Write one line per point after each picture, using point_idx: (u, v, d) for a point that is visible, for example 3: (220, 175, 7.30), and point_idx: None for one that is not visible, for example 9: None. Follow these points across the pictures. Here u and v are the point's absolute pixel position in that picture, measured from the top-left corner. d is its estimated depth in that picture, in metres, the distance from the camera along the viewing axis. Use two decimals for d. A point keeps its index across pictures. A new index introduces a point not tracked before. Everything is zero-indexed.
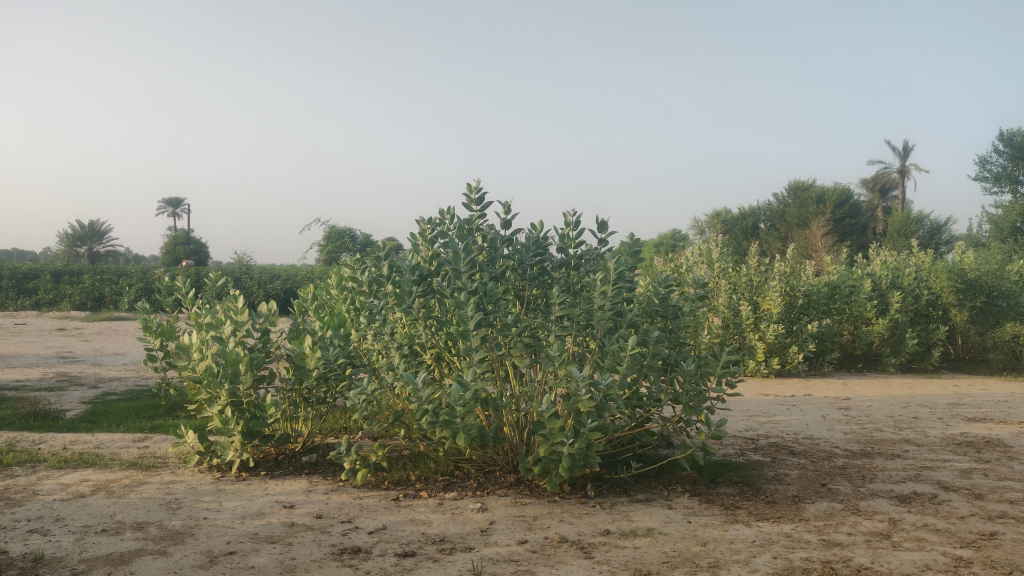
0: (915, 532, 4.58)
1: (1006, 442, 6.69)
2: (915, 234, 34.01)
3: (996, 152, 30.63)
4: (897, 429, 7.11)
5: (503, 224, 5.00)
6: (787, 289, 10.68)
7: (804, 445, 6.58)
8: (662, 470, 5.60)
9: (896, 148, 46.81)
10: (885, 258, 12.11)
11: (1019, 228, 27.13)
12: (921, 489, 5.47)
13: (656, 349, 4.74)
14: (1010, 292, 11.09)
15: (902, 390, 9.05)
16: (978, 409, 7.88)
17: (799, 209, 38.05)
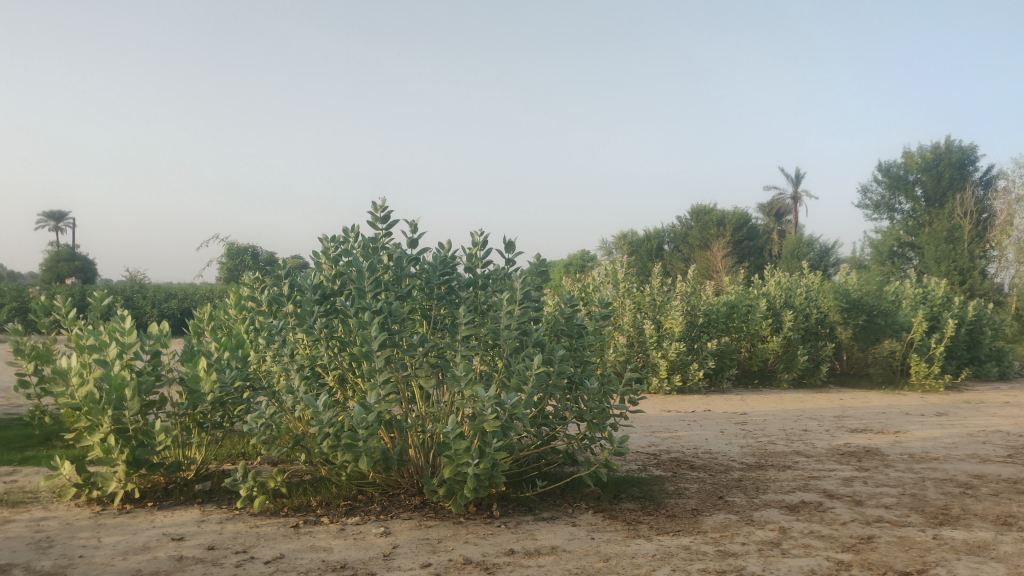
0: (803, 539, 4.80)
1: (884, 451, 7.07)
2: (806, 256, 35.60)
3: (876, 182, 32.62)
4: (788, 441, 7.39)
5: (409, 243, 4.95)
6: (688, 308, 11.01)
7: (703, 459, 6.74)
8: (566, 488, 5.63)
9: (788, 176, 49.18)
10: (779, 278, 12.62)
11: (895, 252, 28.99)
12: (809, 498, 5.71)
13: (561, 368, 4.80)
14: (887, 311, 11.80)
15: (794, 404, 9.41)
16: (861, 421, 8.31)
17: (699, 231, 39.36)
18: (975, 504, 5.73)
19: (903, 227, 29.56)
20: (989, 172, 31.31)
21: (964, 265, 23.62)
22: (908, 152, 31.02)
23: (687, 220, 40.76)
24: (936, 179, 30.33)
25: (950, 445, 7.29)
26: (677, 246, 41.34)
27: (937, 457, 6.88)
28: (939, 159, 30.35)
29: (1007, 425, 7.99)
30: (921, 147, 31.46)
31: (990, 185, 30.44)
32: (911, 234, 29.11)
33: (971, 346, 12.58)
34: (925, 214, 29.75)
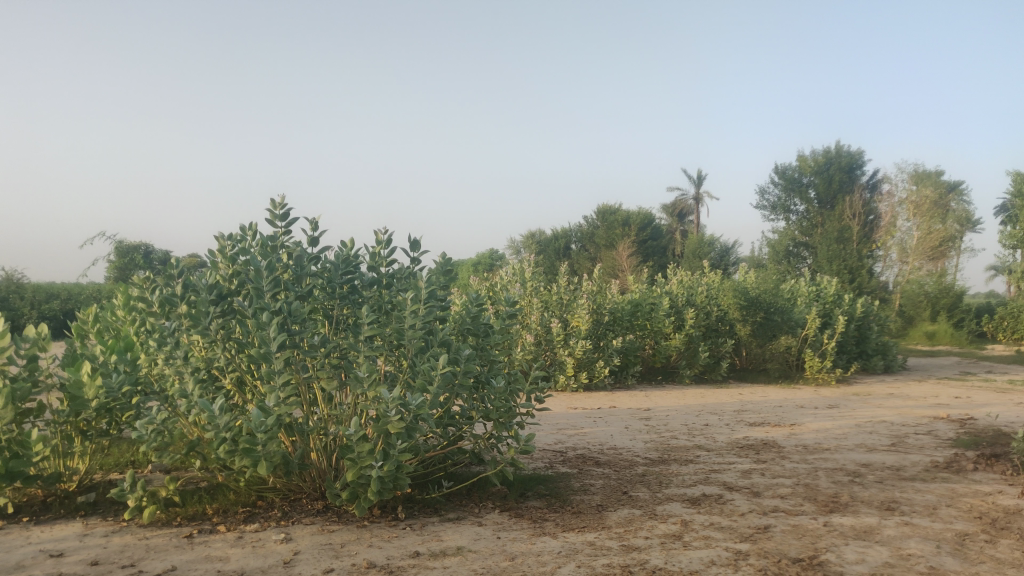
0: (703, 531, 4.94)
1: (780, 443, 7.36)
2: (707, 255, 36.74)
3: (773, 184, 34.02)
4: (690, 436, 7.60)
5: (310, 242, 4.83)
6: (594, 307, 11.19)
7: (608, 455, 6.84)
8: (473, 487, 5.61)
9: (691, 178, 50.65)
10: (681, 277, 12.97)
11: (790, 251, 30.27)
12: (709, 490, 5.88)
13: (467, 367, 4.78)
14: (782, 308, 12.24)
15: (696, 399, 9.69)
16: (758, 414, 8.63)
17: (605, 230, 40.10)
18: (862, 491, 6.03)
19: (797, 228, 30.84)
20: (876, 176, 33.01)
21: (853, 264, 24.83)
22: (803, 155, 32.46)
23: (594, 220, 41.39)
24: (828, 181, 31.46)
25: (840, 435, 7.65)
26: (584, 245, 41.96)
27: (828, 448, 7.21)
28: (830, 162, 32.00)
29: (891, 416, 8.45)
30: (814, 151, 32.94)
31: (876, 188, 32.15)
32: (804, 234, 30.39)
33: (859, 341, 13.24)
34: (817, 213, 30.76)
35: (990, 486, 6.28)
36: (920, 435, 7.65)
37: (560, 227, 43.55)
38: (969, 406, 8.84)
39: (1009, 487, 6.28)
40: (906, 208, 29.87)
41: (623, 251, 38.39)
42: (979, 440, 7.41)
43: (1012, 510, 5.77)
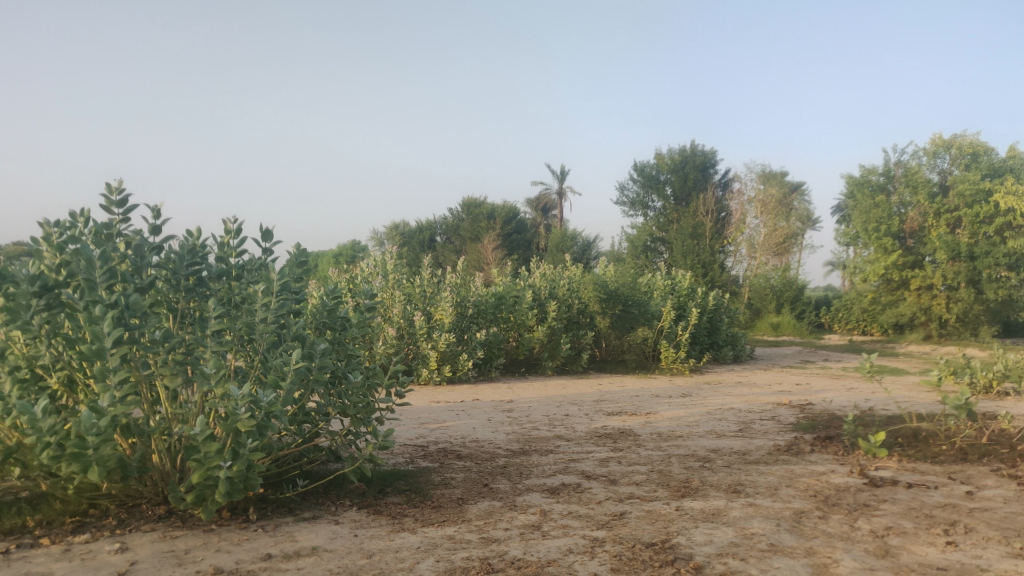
0: (561, 520, 5.02)
1: (636, 431, 7.61)
2: (570, 249, 37.56)
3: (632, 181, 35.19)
4: (551, 426, 7.72)
5: (151, 230, 4.52)
6: (457, 300, 11.15)
7: (469, 448, 6.84)
8: (330, 485, 5.45)
9: (555, 173, 51.60)
10: (544, 270, 13.10)
11: (648, 246, 31.14)
12: (568, 480, 5.99)
13: (322, 362, 4.63)
14: (639, 301, 12.76)
15: (557, 391, 9.86)
16: (616, 404, 8.89)
17: (470, 223, 40.24)
18: (710, 475, 6.33)
19: (655, 223, 32.13)
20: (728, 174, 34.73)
21: (705, 259, 26.26)
22: (659, 154, 33.70)
23: (459, 213, 41.44)
24: (682, 181, 32.94)
25: (692, 423, 8.00)
26: (451, 237, 41.98)
27: (681, 434, 7.52)
28: (685, 162, 33.32)
29: (739, 403, 8.92)
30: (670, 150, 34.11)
31: (727, 187, 33.87)
32: (662, 230, 31.67)
33: (711, 332, 13.89)
34: (674, 212, 32.28)
35: (824, 466, 6.75)
36: (764, 420, 8.12)
37: (426, 219, 43.32)
38: (807, 392, 9.47)
39: (841, 466, 6.77)
40: (754, 206, 31.54)
41: (488, 244, 38.62)
42: (816, 423, 7.95)
43: (842, 488, 6.22)
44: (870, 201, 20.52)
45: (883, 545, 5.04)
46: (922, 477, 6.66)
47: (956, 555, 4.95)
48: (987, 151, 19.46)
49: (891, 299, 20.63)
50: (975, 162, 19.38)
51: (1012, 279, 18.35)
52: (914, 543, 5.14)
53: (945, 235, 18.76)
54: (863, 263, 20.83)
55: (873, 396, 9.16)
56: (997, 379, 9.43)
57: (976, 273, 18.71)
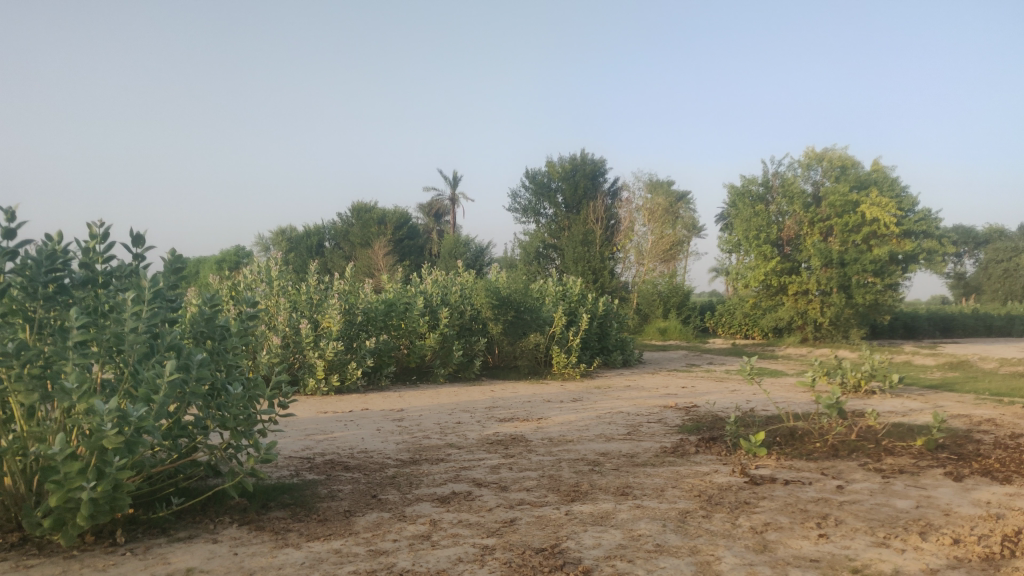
0: (451, 529, 4.97)
1: (527, 437, 7.64)
2: (462, 255, 37.55)
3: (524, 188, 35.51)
4: (442, 434, 7.66)
5: (4, 234, 4.18)
6: (346, 307, 10.92)
7: (358, 459, 6.69)
8: (208, 502, 5.20)
9: (447, 179, 51.51)
10: (436, 277, 13.03)
11: (540, 253, 31.81)
12: (458, 488, 5.94)
13: (199, 374, 4.41)
14: (531, 307, 12.85)
15: (449, 398, 9.80)
16: (508, 410, 8.92)
17: (360, 229, 39.67)
18: (600, 479, 6.41)
19: (547, 231, 32.71)
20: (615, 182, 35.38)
21: (596, 265, 26.98)
22: (551, 162, 34.22)
23: (349, 218, 40.80)
24: (573, 188, 33.36)
25: (582, 427, 8.10)
26: (341, 243, 41.23)
27: (571, 439, 7.60)
28: (575, 170, 33.85)
29: (627, 406, 9.12)
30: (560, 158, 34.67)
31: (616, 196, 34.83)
32: (553, 237, 32.28)
33: (601, 337, 14.16)
34: (564, 218, 32.38)
35: (708, 466, 6.96)
36: (651, 423, 8.32)
37: (314, 225, 42.39)
38: (692, 395, 9.76)
39: (724, 466, 7.00)
40: (642, 214, 32.07)
41: (379, 250, 38.08)
42: (700, 425, 8.20)
43: (725, 487, 6.43)
44: (750, 210, 21.36)
45: (762, 541, 5.24)
46: (798, 473, 6.97)
47: (828, 547, 5.20)
48: (854, 165, 20.78)
49: (769, 304, 21.57)
50: (845, 174, 20.65)
51: (878, 285, 19.62)
52: (791, 537, 5.36)
53: (818, 243, 19.83)
54: (744, 270, 21.70)
55: (753, 397, 9.54)
56: (865, 379, 10.01)
57: (846, 279, 19.86)
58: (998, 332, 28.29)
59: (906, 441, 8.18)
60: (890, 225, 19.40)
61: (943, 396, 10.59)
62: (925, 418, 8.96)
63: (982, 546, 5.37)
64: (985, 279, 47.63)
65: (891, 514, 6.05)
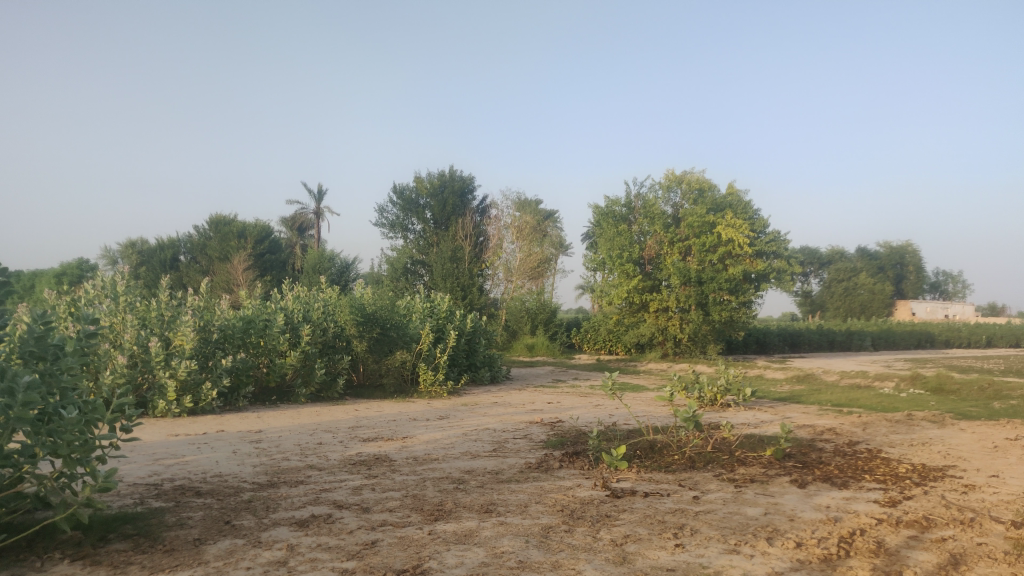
0: (309, 554, 4.79)
1: (391, 456, 7.51)
2: (328, 271, 36.61)
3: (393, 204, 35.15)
4: (302, 456, 7.40)
5: None
6: (200, 325, 10.43)
7: (211, 484, 6.36)
8: (38, 537, 4.79)
9: (314, 193, 50.28)
10: (298, 293, 12.71)
11: (408, 268, 31.91)
12: (319, 510, 5.76)
13: (25, 398, 4.04)
14: (397, 325, 12.95)
15: (310, 418, 9.51)
16: (372, 430, 8.74)
17: (219, 243, 38.11)
18: (464, 497, 6.38)
19: (415, 247, 33.14)
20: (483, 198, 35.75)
21: (465, 282, 27.17)
22: (419, 178, 34.09)
23: (206, 230, 39.12)
24: (441, 205, 33.54)
25: (448, 445, 8.05)
26: (199, 256, 39.48)
27: (436, 457, 7.53)
28: (444, 186, 33.97)
29: (493, 423, 9.14)
30: (429, 174, 34.71)
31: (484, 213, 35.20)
32: (422, 253, 32.79)
33: (469, 354, 14.18)
34: (434, 234, 33.08)
35: (571, 481, 7.07)
36: (516, 439, 8.38)
37: (169, 237, 40.35)
38: (557, 410, 9.92)
39: (586, 480, 7.13)
40: (510, 231, 32.07)
41: (240, 265, 36.67)
42: (564, 440, 8.33)
43: (587, 501, 6.54)
44: (614, 229, 22.04)
45: (621, 553, 5.35)
46: (656, 485, 7.20)
47: (683, 556, 5.38)
48: (710, 188, 21.83)
49: (632, 320, 22.24)
50: (701, 197, 21.69)
51: (732, 302, 20.69)
52: (648, 548, 5.51)
53: (677, 262, 20.68)
54: (608, 287, 22.20)
55: (615, 412, 9.79)
56: (720, 393, 10.50)
57: (704, 297, 20.83)
58: (839, 347, 30.43)
59: (756, 451, 8.62)
60: (743, 246, 20.48)
61: (789, 408, 11.25)
62: (773, 429, 9.48)
63: (822, 548, 5.71)
64: (827, 297, 51.14)
65: (741, 522, 6.33)
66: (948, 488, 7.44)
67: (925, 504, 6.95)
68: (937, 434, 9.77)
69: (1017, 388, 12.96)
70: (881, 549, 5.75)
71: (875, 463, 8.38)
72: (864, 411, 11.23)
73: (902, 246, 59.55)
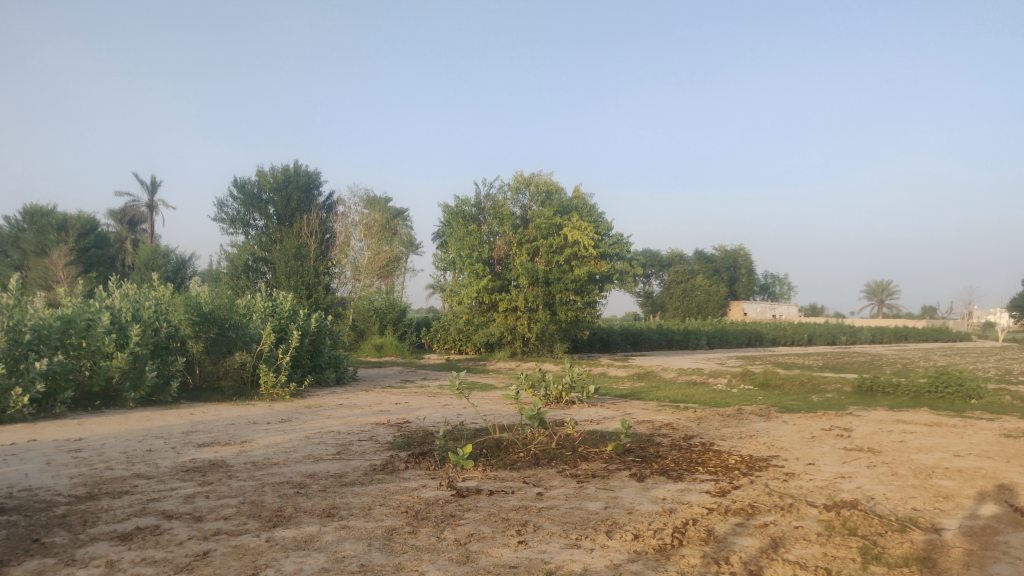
0: (131, 570, 4.48)
1: (228, 462, 7.18)
2: (162, 267, 34.57)
3: (232, 198, 33.56)
4: (128, 465, 6.94)
5: None
6: (10, 325, 9.52)
7: (19, 499, 5.82)
8: None
9: (148, 185, 47.21)
10: (126, 291, 11.90)
11: (249, 266, 31.32)
12: (144, 522, 5.40)
13: None
14: (236, 324, 12.37)
15: (139, 424, 8.93)
16: (208, 434, 8.32)
17: (36, 235, 35.14)
18: (305, 501, 6.18)
19: (257, 242, 31.92)
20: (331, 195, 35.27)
21: (310, 280, 26.50)
22: (261, 172, 32.56)
23: (21, 222, 35.92)
24: (285, 200, 32.32)
25: (289, 449, 7.79)
26: (11, 249, 36.24)
27: (277, 462, 7.27)
28: (288, 181, 32.89)
29: (338, 425, 8.94)
30: (272, 168, 33.41)
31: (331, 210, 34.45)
32: (264, 249, 31.72)
33: (314, 355, 13.82)
34: (278, 230, 31.76)
35: (416, 481, 7.02)
36: (362, 441, 8.23)
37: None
38: (404, 411, 9.84)
39: (431, 480, 7.11)
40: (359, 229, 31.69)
41: (61, 261, 33.90)
42: (410, 440, 8.28)
43: (431, 501, 6.52)
44: (463, 229, 22.08)
45: (464, 552, 5.36)
46: (501, 483, 7.28)
47: (525, 552, 5.47)
48: (557, 191, 22.43)
49: (481, 320, 22.38)
50: (549, 199, 22.24)
51: (578, 302, 21.42)
52: (491, 546, 5.56)
53: (525, 262, 21.08)
54: (458, 286, 22.21)
55: (463, 411, 9.83)
56: (565, 391, 10.80)
57: (551, 297, 21.37)
58: (677, 346, 32.04)
59: (598, 447, 8.91)
60: (588, 248, 21.10)
61: (630, 405, 11.72)
62: (614, 425, 9.83)
63: (657, 538, 5.98)
64: (667, 298, 53.79)
65: (583, 516, 6.52)
66: (771, 476, 8.00)
67: (750, 492, 7.43)
68: (763, 427, 10.47)
69: (832, 382, 14.14)
70: (711, 537, 6.08)
71: (707, 455, 8.87)
72: (698, 406, 11.87)
73: (735, 251, 63.55)
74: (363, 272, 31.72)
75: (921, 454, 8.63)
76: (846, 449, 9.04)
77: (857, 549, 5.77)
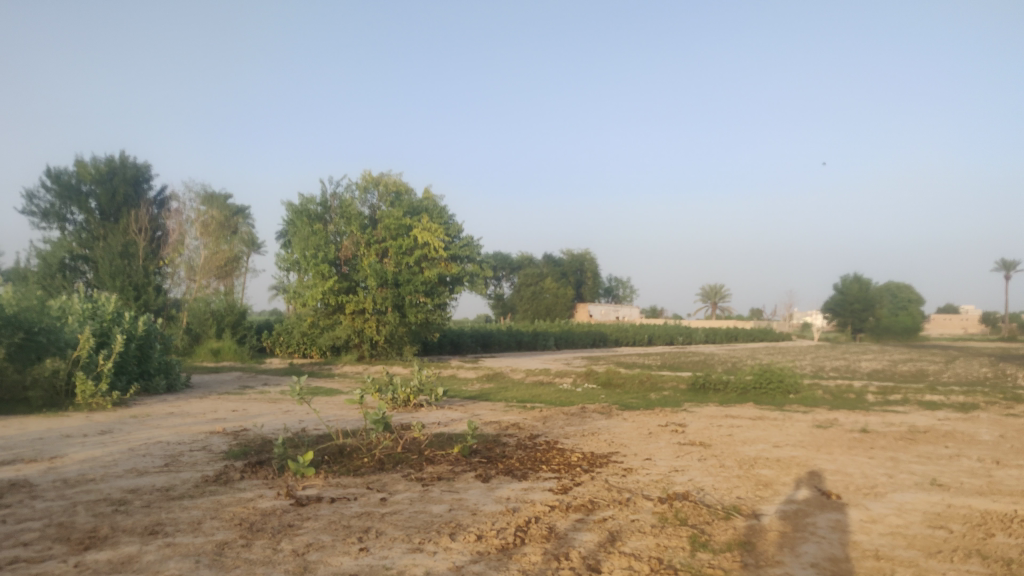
0: None
1: (34, 481, 6.63)
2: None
3: (45, 189, 30.88)
4: None
5: None
6: None
7: None
8: None
9: None
10: None
11: (65, 264, 29.16)
12: None
13: None
14: (47, 329, 11.38)
15: None
16: (12, 451, 7.65)
17: None
18: (125, 520, 5.81)
19: (74, 239, 29.59)
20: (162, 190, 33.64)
21: (137, 281, 25.15)
22: (80, 163, 30.21)
23: None
24: (108, 193, 30.55)
25: (108, 463, 7.31)
26: None
27: (93, 478, 6.79)
28: (113, 173, 30.86)
29: (167, 435, 8.48)
30: (93, 159, 31.27)
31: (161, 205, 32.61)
32: (83, 247, 29.52)
33: (141, 361, 13.05)
34: (100, 226, 29.89)
35: (252, 492, 6.78)
36: (194, 452, 7.84)
37: None
38: (241, 418, 9.47)
39: (269, 490, 6.88)
40: (194, 227, 30.27)
41: None
42: (247, 449, 7.98)
43: (269, 512, 6.30)
44: (309, 228, 21.30)
45: (302, 563, 5.22)
46: (344, 490, 7.15)
47: (366, 560, 5.39)
48: (407, 192, 22.33)
49: (327, 323, 21.87)
50: (398, 200, 22.10)
51: (428, 304, 21.54)
52: (331, 555, 5.44)
53: (374, 263, 20.83)
54: (302, 288, 21.59)
55: (305, 417, 9.58)
56: (412, 394, 10.77)
57: (400, 299, 21.33)
58: (525, 347, 32.66)
59: (444, 449, 8.93)
60: (438, 249, 21.27)
61: (477, 406, 11.84)
62: (461, 427, 9.90)
63: (499, 538, 6.06)
64: (517, 300, 54.74)
65: (426, 520, 6.51)
66: (610, 472, 8.32)
67: (590, 488, 7.68)
68: (604, 424, 10.87)
69: (668, 381, 14.87)
70: (551, 534, 6.24)
71: (550, 453, 9.10)
72: (543, 406, 12.16)
73: (581, 255, 65.53)
74: (197, 274, 30.46)
75: (746, 446, 9.25)
76: (680, 444, 9.54)
77: (686, 538, 6.10)
